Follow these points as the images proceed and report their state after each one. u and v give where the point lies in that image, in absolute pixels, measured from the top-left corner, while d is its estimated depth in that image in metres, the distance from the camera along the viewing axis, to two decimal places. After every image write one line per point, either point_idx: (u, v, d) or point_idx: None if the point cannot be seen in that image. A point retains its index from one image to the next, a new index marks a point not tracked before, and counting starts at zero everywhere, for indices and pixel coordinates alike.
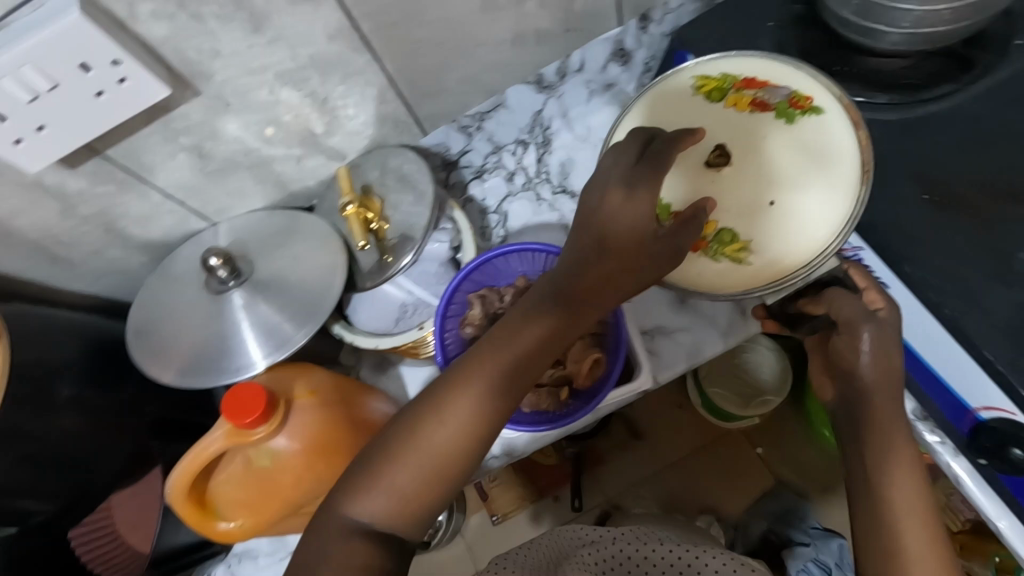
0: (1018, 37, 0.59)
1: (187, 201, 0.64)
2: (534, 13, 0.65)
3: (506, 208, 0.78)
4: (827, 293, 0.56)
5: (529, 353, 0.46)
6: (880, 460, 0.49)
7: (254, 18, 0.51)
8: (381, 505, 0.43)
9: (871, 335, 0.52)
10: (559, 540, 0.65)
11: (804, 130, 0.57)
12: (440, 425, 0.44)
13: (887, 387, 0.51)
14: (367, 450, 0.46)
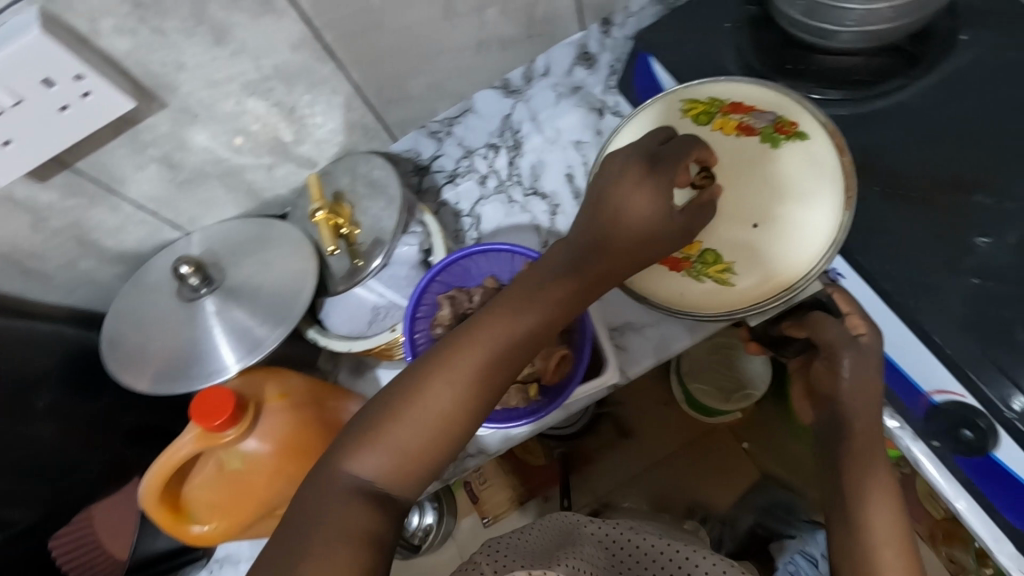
0: (961, 33, 0.61)
1: (159, 211, 0.65)
2: (495, 20, 0.67)
3: (479, 211, 0.77)
4: (810, 317, 0.56)
5: (535, 329, 0.47)
6: (859, 485, 0.52)
7: (216, 30, 0.53)
8: (380, 464, 0.43)
9: (850, 362, 0.54)
10: (553, 526, 0.63)
11: (792, 155, 0.58)
12: (446, 388, 0.44)
13: (868, 417, 0.54)
14: (368, 409, 0.46)
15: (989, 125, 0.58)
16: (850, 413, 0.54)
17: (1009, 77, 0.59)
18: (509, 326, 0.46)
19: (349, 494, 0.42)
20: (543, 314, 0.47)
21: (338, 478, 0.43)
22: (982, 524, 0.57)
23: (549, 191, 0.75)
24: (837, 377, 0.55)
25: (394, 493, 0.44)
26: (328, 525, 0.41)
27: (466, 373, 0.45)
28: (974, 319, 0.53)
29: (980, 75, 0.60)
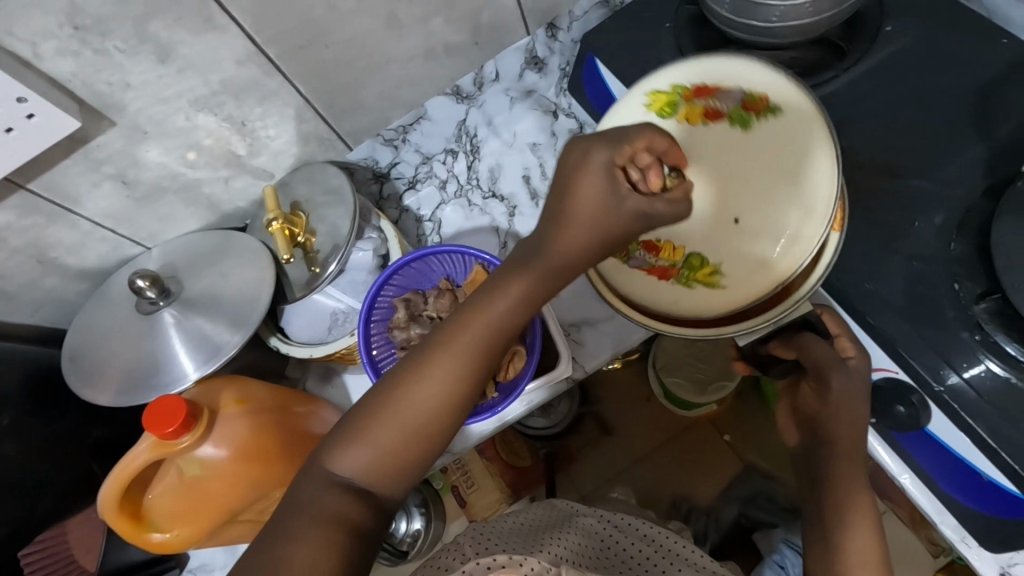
0: (887, 24, 0.63)
1: (117, 228, 0.66)
2: (440, 29, 0.70)
3: (439, 215, 0.79)
4: (797, 337, 0.55)
5: (509, 321, 0.45)
6: (835, 500, 0.52)
7: (160, 49, 0.54)
8: (362, 461, 0.44)
9: (838, 382, 0.53)
10: (532, 521, 0.63)
11: (766, 132, 0.53)
12: (427, 388, 0.44)
13: (850, 438, 0.53)
14: (353, 411, 0.46)
15: (916, 110, 0.60)
16: (833, 432, 0.53)
17: (934, 63, 0.61)
18: (489, 323, 0.45)
19: (334, 488, 0.43)
20: (514, 305, 0.45)
21: (323, 478, 0.44)
22: (927, 497, 0.59)
23: (507, 193, 0.78)
24: (824, 397, 0.54)
25: (378, 493, 0.45)
26: (309, 517, 0.42)
27: (446, 373, 0.44)
28: (905, 297, 0.55)
29: (907, 63, 0.61)
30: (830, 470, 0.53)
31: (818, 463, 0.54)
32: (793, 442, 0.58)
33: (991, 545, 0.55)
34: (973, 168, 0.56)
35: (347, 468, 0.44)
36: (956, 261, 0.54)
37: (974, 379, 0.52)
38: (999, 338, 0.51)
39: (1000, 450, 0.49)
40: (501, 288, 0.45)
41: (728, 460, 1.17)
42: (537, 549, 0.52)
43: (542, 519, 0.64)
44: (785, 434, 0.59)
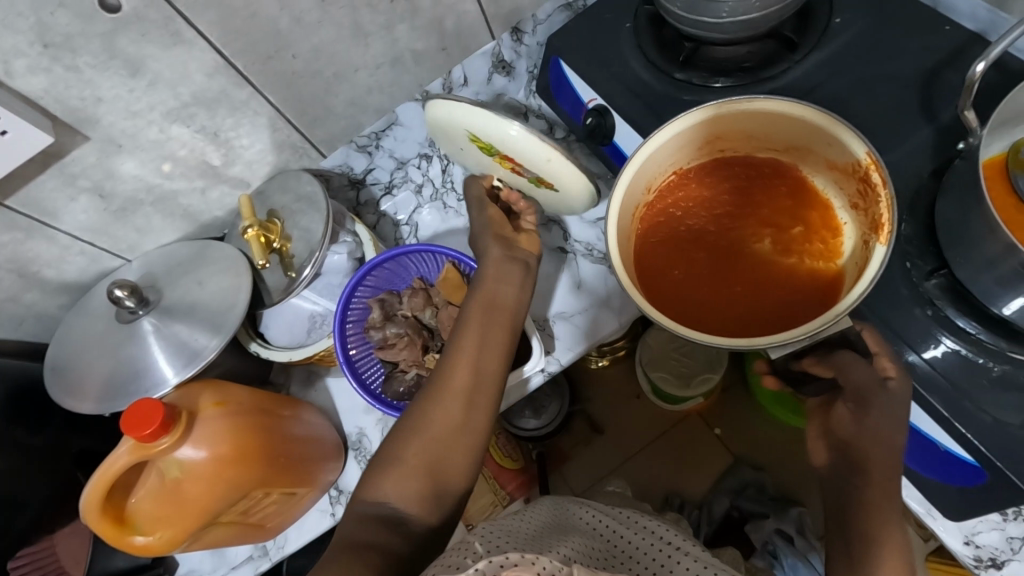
0: (836, 15, 0.65)
1: (96, 241, 0.68)
2: (406, 36, 0.72)
3: (416, 219, 0.81)
4: (836, 354, 0.49)
5: (485, 336, 0.57)
6: (872, 530, 0.48)
7: (129, 64, 0.56)
8: (397, 485, 0.51)
9: (879, 408, 0.49)
10: (526, 521, 0.57)
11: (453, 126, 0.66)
12: (443, 411, 0.54)
13: (885, 462, 0.49)
14: (385, 444, 0.54)
15: (867, 96, 0.62)
16: (863, 452, 0.50)
17: (883, 51, 0.63)
18: (473, 350, 0.56)
19: (373, 517, 0.49)
20: (485, 328, 0.58)
21: (367, 505, 0.50)
22: None
23: None
24: (862, 421, 0.50)
25: (412, 515, 0.50)
26: (355, 539, 0.47)
27: (451, 398, 0.54)
28: None
29: (858, 52, 0.64)
30: (863, 498, 0.49)
31: (850, 491, 0.50)
32: (821, 463, 0.53)
33: (953, 513, 0.57)
34: (921, 149, 0.58)
35: (386, 493, 0.50)
36: (906, 241, 0.56)
37: (935, 359, 0.53)
38: (951, 313, 0.53)
39: (953, 420, 0.51)
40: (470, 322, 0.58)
41: (719, 452, 1.16)
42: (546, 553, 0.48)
43: (534, 519, 0.58)
44: (810, 454, 0.54)
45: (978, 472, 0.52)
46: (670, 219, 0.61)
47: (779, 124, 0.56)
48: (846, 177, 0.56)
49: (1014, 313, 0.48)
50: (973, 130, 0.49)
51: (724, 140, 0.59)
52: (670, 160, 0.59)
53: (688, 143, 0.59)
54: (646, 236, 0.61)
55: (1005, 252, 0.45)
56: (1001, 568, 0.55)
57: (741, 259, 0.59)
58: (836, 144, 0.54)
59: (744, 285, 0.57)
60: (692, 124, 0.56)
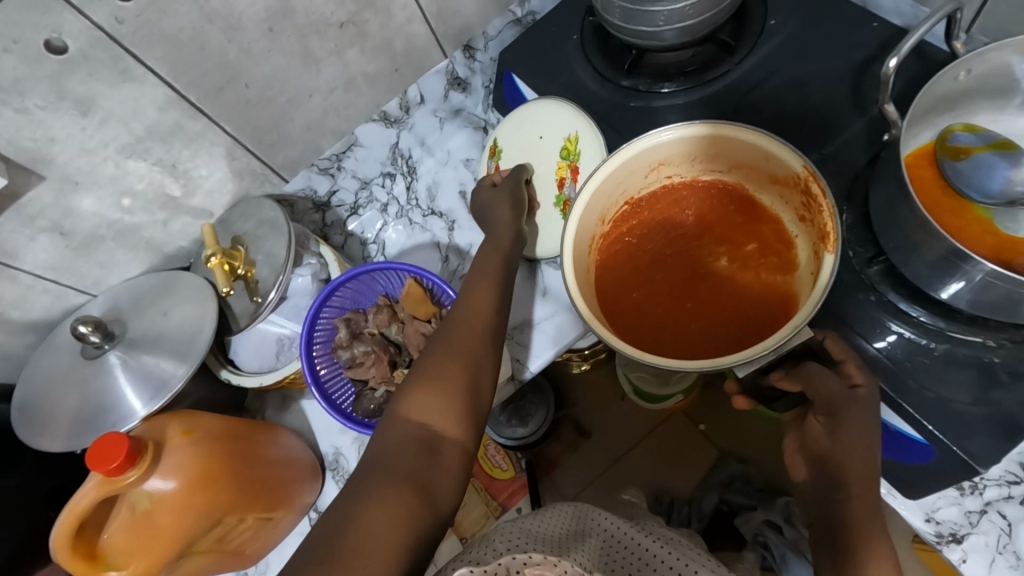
0: (771, 18, 0.68)
1: (60, 279, 0.68)
2: (358, 59, 0.73)
3: (383, 237, 0.84)
4: (802, 367, 0.50)
5: (498, 284, 0.60)
6: (859, 544, 0.45)
7: (80, 103, 0.58)
8: (433, 411, 0.51)
9: (852, 417, 0.48)
10: (541, 521, 0.58)
11: (546, 120, 0.74)
12: (466, 344, 0.55)
13: (864, 475, 0.47)
14: (410, 378, 0.54)
15: (803, 93, 0.64)
16: (845, 471, 0.48)
17: (816, 49, 0.65)
18: (490, 296, 0.59)
19: (414, 436, 0.50)
20: (496, 282, 0.60)
21: (407, 429, 0.51)
22: None
23: (445, 209, 0.82)
24: (835, 434, 0.49)
25: (449, 435, 0.51)
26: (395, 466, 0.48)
27: (473, 336, 0.56)
28: None
29: (794, 51, 0.66)
30: (848, 511, 0.47)
31: (832, 506, 0.48)
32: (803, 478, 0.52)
33: (913, 492, 0.57)
34: (856, 141, 0.61)
35: (426, 418, 0.51)
36: (848, 230, 0.58)
37: (884, 347, 0.54)
38: (893, 297, 0.54)
39: (901, 401, 0.53)
40: (486, 277, 0.60)
41: (705, 449, 1.17)
42: (567, 552, 0.50)
43: (548, 520, 0.59)
44: (791, 470, 0.54)
45: (927, 449, 0.53)
46: (626, 246, 0.63)
47: (718, 146, 0.58)
48: (790, 194, 0.57)
49: (949, 296, 0.50)
50: (895, 122, 0.51)
51: (670, 164, 0.61)
52: (620, 190, 0.61)
53: (634, 171, 0.60)
54: (607, 264, 0.62)
55: (928, 236, 0.47)
56: (961, 543, 0.56)
57: (699, 278, 0.60)
58: (775, 159, 0.56)
59: (703, 303, 0.59)
60: (638, 152, 0.58)
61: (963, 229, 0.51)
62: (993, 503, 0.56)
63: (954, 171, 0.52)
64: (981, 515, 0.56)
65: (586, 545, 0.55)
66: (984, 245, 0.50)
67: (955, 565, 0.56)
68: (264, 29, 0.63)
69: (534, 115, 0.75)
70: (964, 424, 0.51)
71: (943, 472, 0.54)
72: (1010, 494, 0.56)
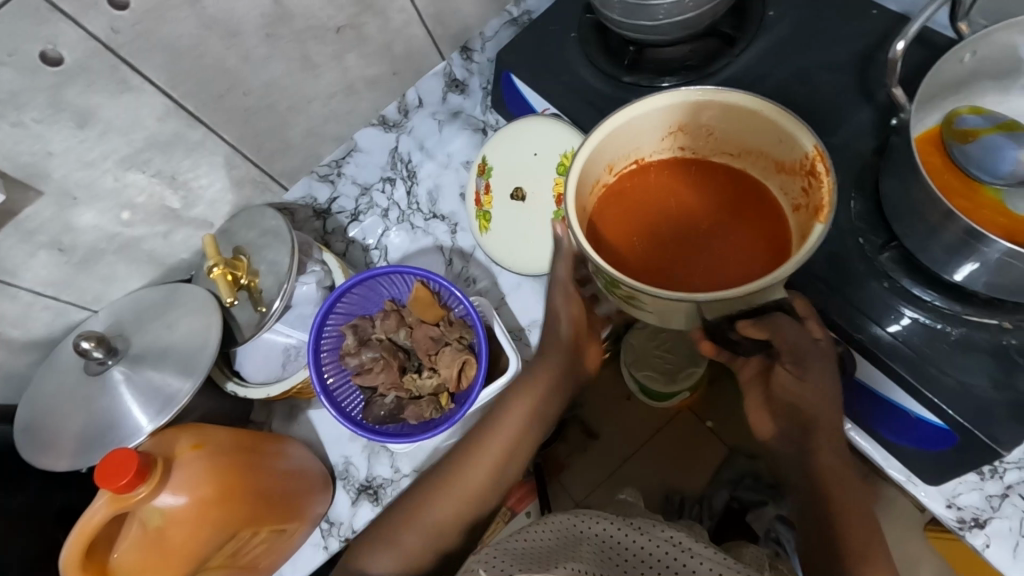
0: (771, 8, 0.68)
1: (60, 295, 0.67)
2: (357, 64, 0.73)
3: (385, 242, 0.82)
4: (770, 317, 0.48)
5: (513, 437, 0.62)
6: (831, 496, 0.54)
7: (78, 115, 0.57)
8: (388, 560, 0.59)
9: (816, 369, 0.51)
10: (528, 539, 0.58)
11: (543, 137, 0.76)
12: (444, 503, 0.60)
13: (831, 422, 0.53)
14: (391, 518, 0.62)
15: (805, 82, 0.64)
16: (816, 420, 0.53)
17: (817, 37, 0.65)
18: (501, 447, 0.62)
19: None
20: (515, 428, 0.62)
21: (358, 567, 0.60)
22: (872, 443, 0.61)
23: (447, 212, 0.81)
24: (802, 382, 0.52)
25: None
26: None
27: (460, 491, 0.60)
28: (826, 260, 0.57)
29: (794, 40, 0.66)
30: (821, 463, 0.54)
31: (810, 457, 0.54)
32: (769, 431, 0.58)
33: (933, 478, 0.57)
34: (862, 128, 0.60)
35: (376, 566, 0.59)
36: (858, 218, 0.57)
37: (899, 331, 0.54)
38: (907, 283, 0.54)
39: (923, 389, 0.52)
40: (508, 411, 0.62)
41: (716, 446, 1.16)
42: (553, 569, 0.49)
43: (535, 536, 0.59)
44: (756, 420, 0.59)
45: (949, 435, 0.53)
46: (625, 203, 0.58)
47: (738, 123, 0.54)
48: (793, 184, 0.53)
49: (965, 278, 0.50)
50: (904, 106, 0.51)
51: (686, 133, 0.57)
52: (632, 143, 0.56)
53: (649, 128, 0.56)
54: (602, 219, 0.57)
55: (945, 218, 0.47)
56: (984, 528, 0.56)
57: (694, 253, 0.55)
58: (785, 140, 0.52)
59: (689, 277, 0.54)
60: (658, 105, 0.54)
61: (975, 211, 0.51)
62: (1014, 487, 0.56)
63: (963, 154, 0.52)
64: (1003, 499, 0.56)
65: (572, 555, 0.53)
66: (997, 227, 0.50)
67: (980, 550, 0.56)
68: (263, 36, 0.63)
69: (529, 131, 0.77)
70: (985, 407, 0.51)
71: (962, 458, 0.53)
72: None
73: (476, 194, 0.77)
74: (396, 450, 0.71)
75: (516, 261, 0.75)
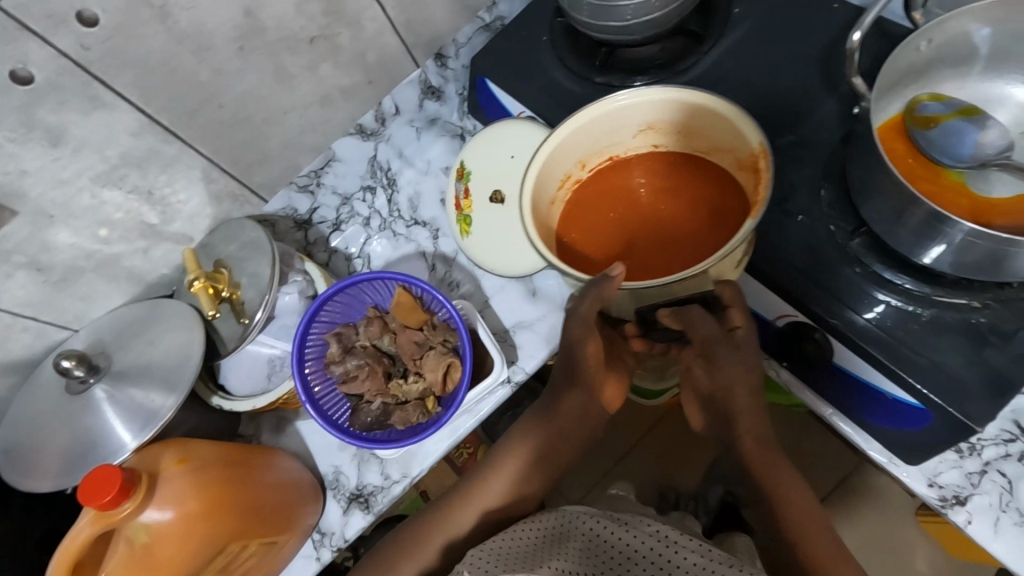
0: (736, 6, 0.69)
1: (39, 315, 0.66)
2: (331, 74, 0.73)
3: (368, 250, 0.82)
4: (685, 311, 0.55)
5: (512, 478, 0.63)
6: (767, 481, 0.55)
7: (50, 133, 0.57)
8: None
9: (725, 358, 0.55)
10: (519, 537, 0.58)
11: (521, 139, 0.77)
12: (437, 536, 0.60)
13: (747, 405, 0.57)
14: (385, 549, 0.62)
15: (773, 76, 0.65)
16: (732, 407, 0.57)
17: (783, 32, 0.67)
18: (503, 488, 0.62)
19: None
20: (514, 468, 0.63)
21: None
22: (849, 426, 0.63)
23: (429, 218, 0.81)
24: (715, 372, 0.57)
25: None
26: None
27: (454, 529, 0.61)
28: (802, 249, 0.58)
29: (760, 36, 0.67)
30: (743, 446, 0.57)
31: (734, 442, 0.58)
32: (700, 422, 0.62)
33: (913, 458, 0.58)
34: (829, 118, 0.62)
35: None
36: (829, 206, 0.58)
37: (877, 318, 0.55)
38: (878, 268, 0.55)
39: (900, 371, 0.53)
40: (507, 457, 0.64)
41: (708, 442, 1.17)
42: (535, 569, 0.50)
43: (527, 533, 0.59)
44: (692, 414, 0.63)
45: (924, 414, 0.54)
46: (606, 198, 0.62)
47: (704, 121, 0.56)
48: (751, 181, 0.55)
49: (933, 261, 0.51)
50: (864, 95, 0.52)
51: (661, 132, 0.60)
52: (606, 139, 0.60)
53: (620, 125, 0.59)
54: (577, 210, 0.62)
55: (909, 203, 0.48)
56: (965, 504, 0.57)
57: (654, 243, 0.58)
58: (737, 135, 0.54)
59: (654, 265, 0.57)
60: (622, 103, 0.57)
61: (940, 194, 0.52)
62: (993, 463, 0.57)
63: (926, 139, 0.53)
64: (982, 476, 0.57)
65: (558, 556, 0.54)
66: (961, 208, 0.51)
67: (962, 528, 0.57)
68: (235, 49, 0.63)
69: (505, 134, 0.78)
70: (958, 385, 0.52)
71: (939, 436, 0.54)
72: (1008, 452, 0.56)
73: (455, 199, 0.78)
74: (385, 457, 0.71)
75: (498, 263, 0.75)
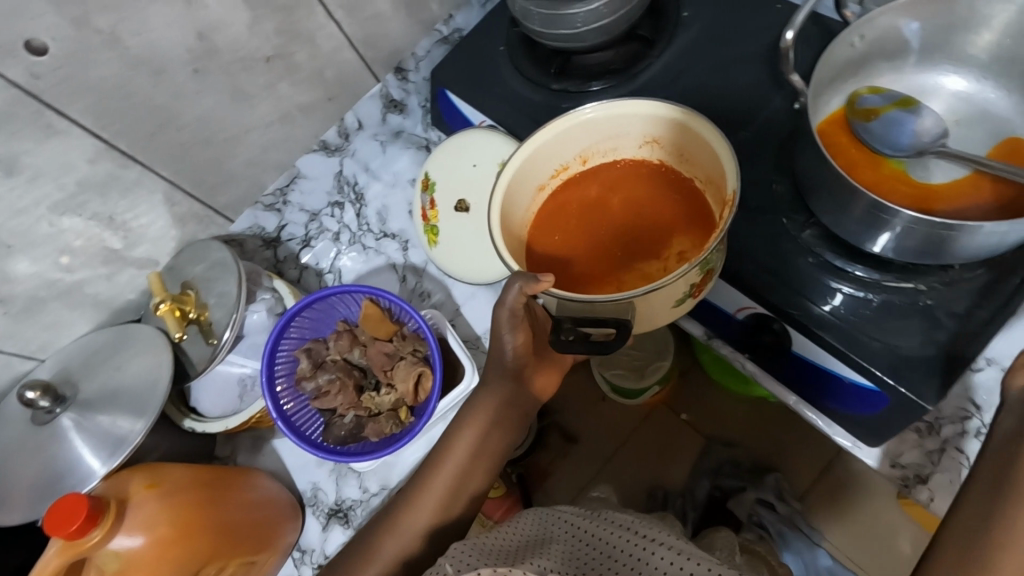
0: (684, 10, 0.71)
1: (3, 346, 0.66)
2: (290, 92, 0.74)
3: (338, 265, 0.83)
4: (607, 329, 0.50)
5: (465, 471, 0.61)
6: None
7: (3, 163, 0.56)
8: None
9: None
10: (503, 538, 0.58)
11: (484, 147, 0.78)
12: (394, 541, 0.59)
13: None
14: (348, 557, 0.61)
15: (721, 76, 0.67)
16: None
17: (731, 33, 0.69)
18: (450, 481, 0.61)
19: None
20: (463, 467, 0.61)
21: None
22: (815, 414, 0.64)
23: (397, 230, 0.82)
24: None
25: None
26: None
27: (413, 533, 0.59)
28: (758, 241, 0.59)
29: (707, 38, 0.69)
30: None
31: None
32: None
33: (874, 440, 0.60)
34: (777, 115, 0.64)
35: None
36: (781, 199, 0.60)
37: (835, 307, 0.56)
38: (830, 257, 0.57)
39: (855, 356, 0.54)
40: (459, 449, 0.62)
41: (693, 439, 1.13)
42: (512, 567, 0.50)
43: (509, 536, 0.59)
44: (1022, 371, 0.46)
45: (880, 396, 0.55)
46: (591, 201, 0.61)
47: (700, 150, 0.55)
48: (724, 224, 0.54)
49: (881, 248, 0.52)
50: (802, 91, 0.54)
51: (665, 150, 0.59)
52: (609, 140, 0.60)
53: (624, 131, 0.58)
54: (560, 204, 0.61)
55: (851, 193, 0.50)
56: (927, 483, 0.58)
57: (618, 256, 0.57)
58: (722, 169, 0.53)
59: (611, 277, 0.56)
60: (634, 110, 0.57)
61: (883, 184, 0.54)
62: (951, 441, 0.58)
63: (866, 132, 0.55)
64: (941, 453, 0.58)
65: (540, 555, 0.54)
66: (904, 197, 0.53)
67: (926, 505, 0.58)
68: (190, 71, 0.64)
69: (466, 143, 0.79)
70: (911, 367, 0.53)
71: (899, 416, 0.55)
72: (966, 430, 0.58)
73: (421, 210, 0.79)
74: (362, 470, 0.71)
75: (468, 271, 0.76)
